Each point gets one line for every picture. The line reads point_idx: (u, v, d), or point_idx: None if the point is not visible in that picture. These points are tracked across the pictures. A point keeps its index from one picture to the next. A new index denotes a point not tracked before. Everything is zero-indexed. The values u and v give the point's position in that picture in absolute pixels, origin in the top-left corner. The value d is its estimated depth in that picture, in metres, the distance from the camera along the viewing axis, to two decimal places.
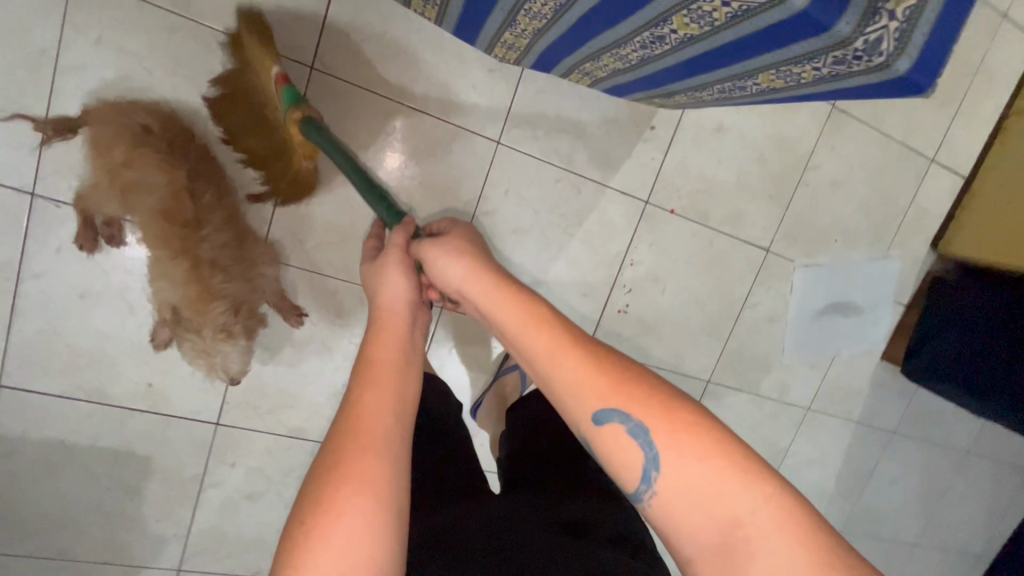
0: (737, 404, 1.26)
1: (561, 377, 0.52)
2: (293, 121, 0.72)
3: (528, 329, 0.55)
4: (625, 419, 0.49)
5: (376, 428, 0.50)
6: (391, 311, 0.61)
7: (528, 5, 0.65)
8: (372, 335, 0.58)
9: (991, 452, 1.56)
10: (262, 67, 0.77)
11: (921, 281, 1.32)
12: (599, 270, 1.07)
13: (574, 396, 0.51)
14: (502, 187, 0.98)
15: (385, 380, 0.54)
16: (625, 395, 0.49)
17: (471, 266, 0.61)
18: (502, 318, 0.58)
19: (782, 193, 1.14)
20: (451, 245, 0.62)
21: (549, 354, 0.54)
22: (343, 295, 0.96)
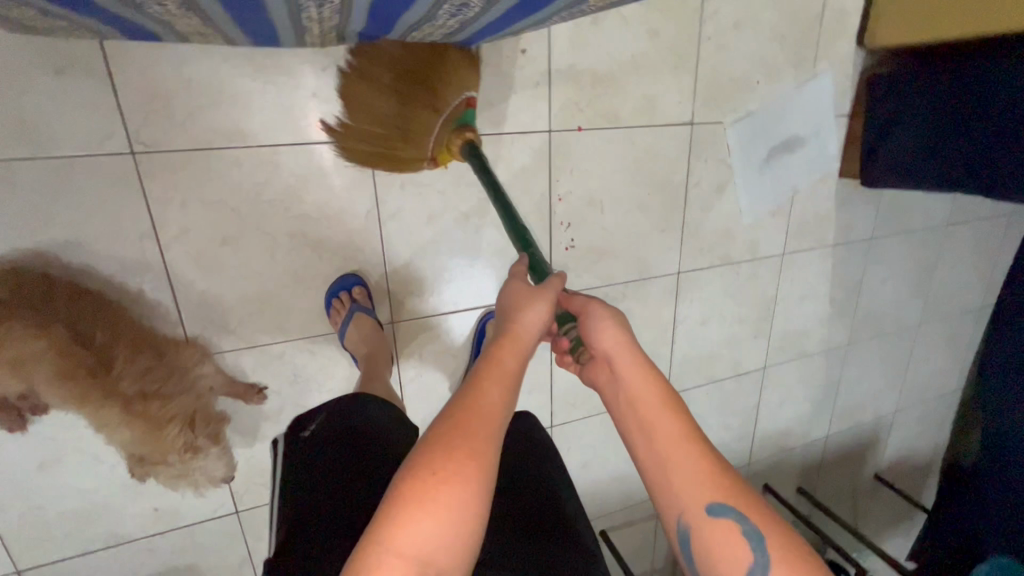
0: (713, 279, 1.26)
1: (693, 468, 0.56)
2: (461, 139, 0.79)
3: (667, 416, 0.58)
4: (741, 519, 0.53)
5: (494, 428, 0.52)
6: (527, 331, 0.58)
7: (307, 14, 0.54)
8: (510, 341, 0.57)
9: (971, 215, 1.56)
10: (455, 78, 0.77)
11: (858, 84, 1.24)
12: (531, 218, 1.02)
13: (696, 483, 0.55)
14: (395, 182, 0.89)
15: (507, 388, 0.54)
16: (745, 501, 0.54)
17: (628, 338, 0.61)
18: (634, 390, 0.59)
19: (687, 59, 1.04)
20: (616, 314, 0.62)
21: (684, 444, 0.57)
22: (291, 354, 0.92)
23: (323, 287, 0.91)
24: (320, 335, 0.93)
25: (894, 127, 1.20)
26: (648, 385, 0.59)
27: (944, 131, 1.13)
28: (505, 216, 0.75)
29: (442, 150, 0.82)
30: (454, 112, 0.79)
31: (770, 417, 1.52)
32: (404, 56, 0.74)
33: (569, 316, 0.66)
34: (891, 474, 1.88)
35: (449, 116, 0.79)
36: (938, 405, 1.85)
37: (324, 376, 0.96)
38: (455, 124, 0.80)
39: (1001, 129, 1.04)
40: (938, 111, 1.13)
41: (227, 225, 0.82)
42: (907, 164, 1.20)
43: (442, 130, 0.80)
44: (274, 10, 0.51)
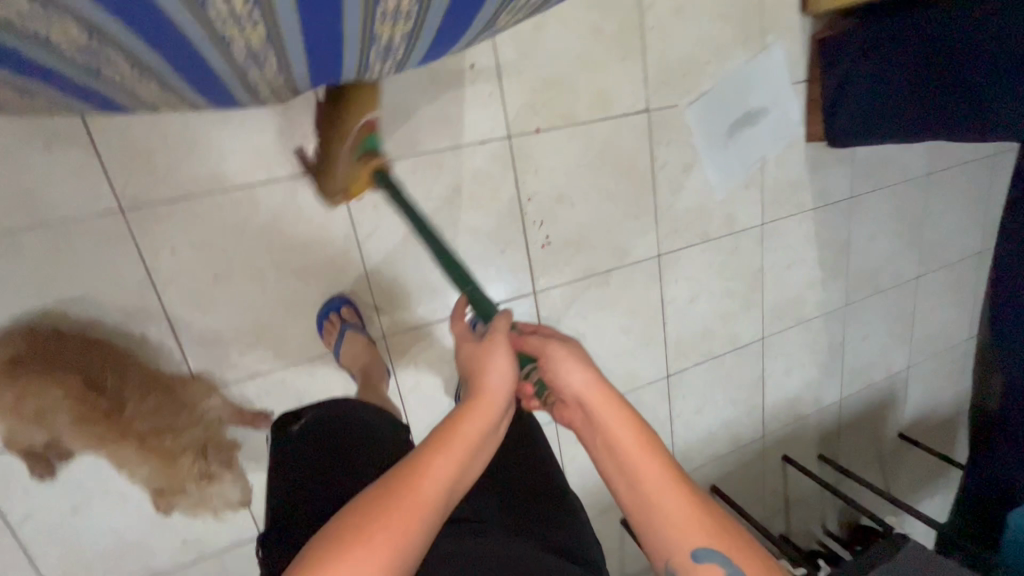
0: (694, 257, 1.28)
1: (669, 511, 0.58)
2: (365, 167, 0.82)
3: (644, 459, 0.60)
4: (726, 563, 0.56)
5: (435, 499, 0.51)
6: (494, 394, 0.58)
7: (261, 85, 0.57)
8: (471, 407, 0.56)
9: (951, 161, 1.56)
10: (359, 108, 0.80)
11: (810, 49, 1.27)
12: (504, 222, 1.07)
13: (677, 529, 0.58)
14: (368, 204, 0.95)
15: (462, 458, 0.54)
16: (727, 542, 0.57)
17: (594, 376, 0.63)
18: (615, 438, 0.61)
19: (633, 50, 1.08)
20: (580, 353, 0.64)
21: (660, 487, 0.59)
22: (291, 378, 0.98)
23: (314, 311, 0.96)
24: (316, 356, 0.98)
25: (854, 80, 1.21)
26: (623, 429, 0.61)
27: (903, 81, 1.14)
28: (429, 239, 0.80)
29: (354, 181, 0.85)
30: (356, 139, 0.79)
31: (777, 387, 1.53)
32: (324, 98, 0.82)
33: (528, 357, 0.68)
34: (916, 432, 1.85)
35: (354, 143, 0.80)
36: (953, 355, 1.83)
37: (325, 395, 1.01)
38: (364, 149, 0.82)
39: (958, 75, 1.05)
40: (888, 64, 1.16)
41: (216, 264, 0.88)
42: (870, 116, 1.22)
43: (352, 159, 0.82)
44: (230, 83, 0.55)
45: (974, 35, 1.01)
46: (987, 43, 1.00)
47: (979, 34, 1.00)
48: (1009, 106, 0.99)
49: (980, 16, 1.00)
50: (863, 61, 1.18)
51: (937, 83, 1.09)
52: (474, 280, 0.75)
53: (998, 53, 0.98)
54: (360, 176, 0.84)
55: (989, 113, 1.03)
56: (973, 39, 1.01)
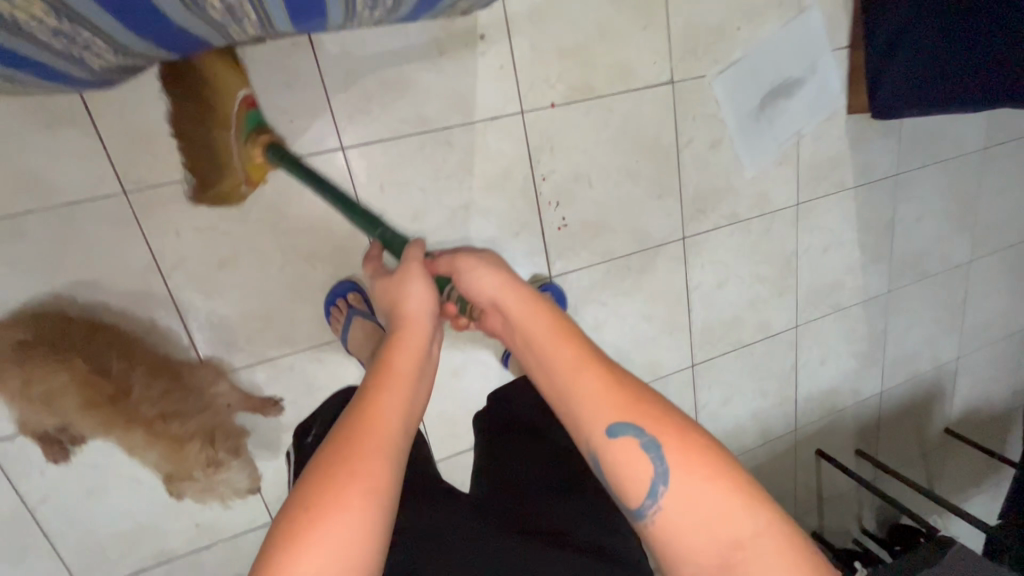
0: (723, 239, 1.21)
1: (589, 392, 0.61)
2: (258, 145, 0.81)
3: (558, 346, 0.64)
4: (639, 433, 0.57)
5: (389, 428, 0.55)
6: (416, 318, 0.67)
7: (231, 30, 0.56)
8: (399, 337, 0.64)
9: (1012, 133, 1.42)
10: (222, 86, 0.77)
11: (853, 10, 1.16)
12: (517, 203, 1.01)
13: (591, 408, 0.60)
14: (375, 185, 0.92)
15: (403, 385, 0.59)
16: (642, 414, 0.59)
17: (506, 278, 0.72)
18: (528, 329, 0.67)
19: (656, 16, 1.00)
20: (489, 261, 0.74)
21: (577, 369, 0.62)
22: (300, 365, 0.96)
23: (322, 296, 0.94)
24: (325, 343, 0.96)
25: (910, 44, 1.08)
26: (535, 318, 0.67)
27: (964, 33, 1.00)
28: (341, 205, 0.79)
29: (252, 166, 0.83)
30: (238, 122, 0.80)
31: (811, 378, 1.44)
32: (177, 83, 0.76)
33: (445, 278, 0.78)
34: (965, 427, 1.73)
35: (239, 126, 0.81)
36: (1009, 345, 1.70)
37: (335, 382, 0.99)
38: (249, 133, 0.82)
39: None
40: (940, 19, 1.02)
41: (222, 247, 0.86)
42: (937, 80, 1.07)
43: (242, 144, 0.81)
44: (197, 33, 0.54)
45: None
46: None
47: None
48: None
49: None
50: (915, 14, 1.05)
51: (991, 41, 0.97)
52: (381, 221, 0.78)
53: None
54: (259, 157, 0.82)
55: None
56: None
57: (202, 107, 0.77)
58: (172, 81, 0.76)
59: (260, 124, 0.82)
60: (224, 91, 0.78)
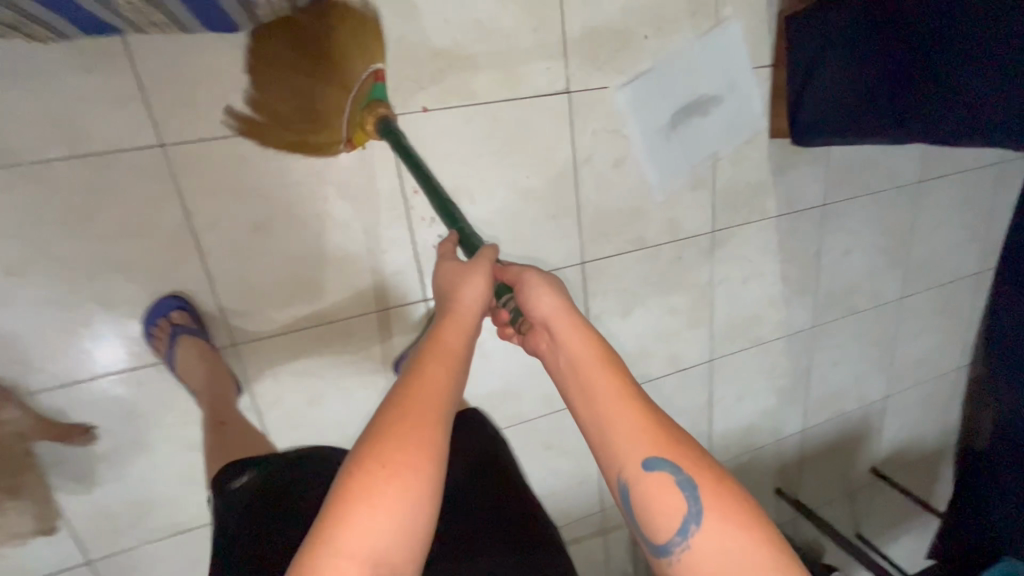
0: (628, 266, 1.11)
1: (629, 420, 0.55)
2: (372, 116, 0.79)
3: (601, 372, 0.57)
4: (675, 470, 0.52)
5: (439, 401, 0.52)
6: (468, 306, 0.60)
7: None
8: (448, 318, 0.59)
9: (948, 166, 1.36)
10: (356, 53, 0.76)
11: (776, 26, 1.07)
12: (385, 216, 0.90)
13: (626, 439, 0.54)
14: (204, 189, 0.80)
15: (455, 364, 0.55)
16: (677, 451, 0.53)
17: (562, 300, 0.61)
18: (571, 352, 0.59)
19: (548, 18, 0.90)
20: (550, 279, 0.62)
21: (618, 397, 0.56)
22: (116, 388, 0.84)
23: (142, 313, 0.82)
24: (150, 364, 0.85)
25: (837, 56, 1.00)
26: (579, 344, 0.59)
27: (883, 57, 0.95)
28: (428, 189, 0.76)
29: (357, 130, 0.81)
30: (363, 88, 0.79)
31: (728, 414, 1.36)
32: (300, 30, 0.73)
33: (504, 288, 0.66)
34: (894, 467, 1.67)
35: (360, 92, 0.79)
36: (940, 385, 1.64)
37: (162, 408, 0.87)
38: (369, 101, 0.80)
39: (939, 43, 0.86)
40: (871, 39, 0.96)
41: (9, 253, 0.73)
42: (846, 106, 1.01)
43: (354, 109, 0.79)
44: None
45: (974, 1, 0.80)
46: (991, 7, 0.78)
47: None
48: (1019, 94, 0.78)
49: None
50: (841, 32, 0.98)
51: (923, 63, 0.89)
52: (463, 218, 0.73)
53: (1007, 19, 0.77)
54: (368, 126, 0.80)
55: (988, 107, 0.82)
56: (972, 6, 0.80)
57: (321, 60, 0.75)
58: (299, 27, 0.73)
59: (380, 98, 0.80)
60: (360, 57, 0.77)
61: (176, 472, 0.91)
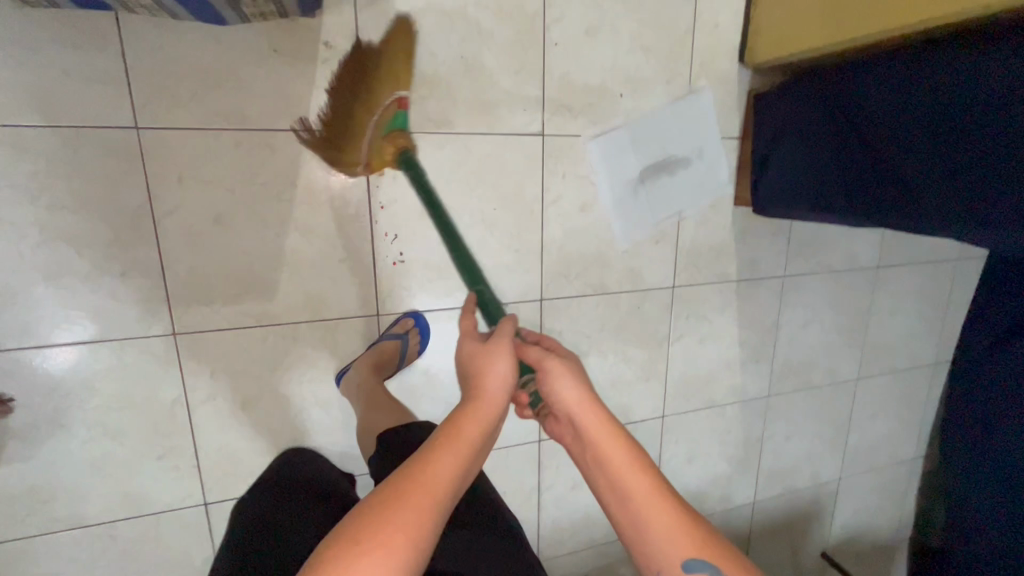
0: (586, 309, 1.13)
1: (666, 524, 0.60)
2: (391, 142, 0.87)
3: (635, 475, 0.62)
4: (713, 571, 0.57)
5: (440, 489, 0.55)
6: (492, 398, 0.64)
7: None
8: (467, 408, 0.62)
9: (905, 256, 1.42)
10: (393, 82, 0.86)
11: (746, 103, 1.15)
12: (348, 228, 0.92)
13: (668, 542, 0.59)
14: (172, 177, 0.81)
15: (462, 454, 0.59)
16: (713, 551, 0.59)
17: (585, 393, 0.66)
18: (604, 455, 0.64)
19: (530, 65, 0.96)
20: (572, 366, 0.68)
21: (653, 500, 0.61)
22: (42, 362, 0.82)
23: (84, 288, 0.81)
24: (82, 343, 0.83)
25: (801, 140, 1.08)
26: (611, 448, 0.63)
27: (840, 150, 1.02)
28: (452, 245, 0.86)
29: (376, 155, 0.88)
30: (385, 114, 0.86)
31: (677, 476, 1.34)
32: (362, 53, 0.84)
33: (525, 368, 0.73)
34: (845, 555, 1.63)
35: (382, 118, 0.86)
36: (895, 475, 1.63)
37: (89, 391, 0.85)
38: (391, 127, 0.87)
39: (892, 147, 0.93)
40: (829, 131, 1.04)
41: None
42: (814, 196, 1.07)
43: (376, 135, 0.86)
44: None
45: (943, 134, 0.85)
46: (956, 145, 0.84)
47: (944, 129, 0.85)
48: (963, 226, 0.84)
49: (954, 100, 0.83)
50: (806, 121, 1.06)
51: (875, 164, 0.97)
52: (484, 281, 0.83)
53: (967, 158, 0.82)
54: (386, 150, 0.87)
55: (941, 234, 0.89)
56: (940, 139, 0.86)
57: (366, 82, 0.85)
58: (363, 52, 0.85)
59: (404, 129, 0.89)
60: (394, 85, 0.86)
61: (89, 460, 0.87)
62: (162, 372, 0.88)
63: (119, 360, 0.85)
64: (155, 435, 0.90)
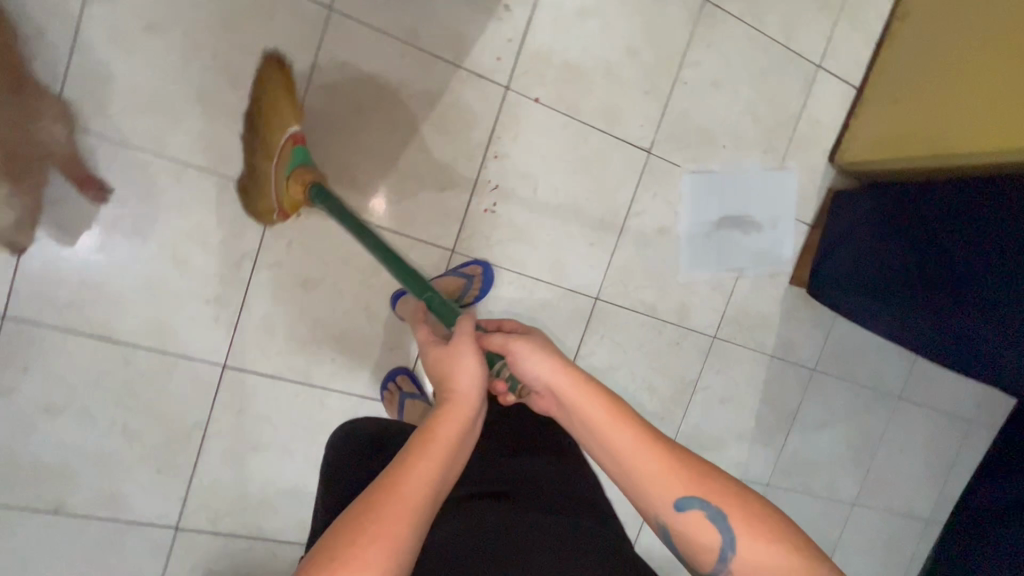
0: (631, 325, 1.16)
1: (654, 471, 0.57)
2: (296, 178, 0.82)
3: (617, 429, 0.58)
4: (705, 505, 0.55)
5: (419, 496, 0.49)
6: (467, 398, 0.57)
7: None
8: (439, 409, 0.56)
9: (924, 396, 1.46)
10: (280, 121, 0.84)
11: (823, 198, 1.26)
12: (460, 162, 0.99)
13: (659, 485, 0.56)
14: (339, 58, 0.90)
15: (439, 459, 0.52)
16: (704, 483, 0.56)
17: (560, 362, 0.63)
18: (585, 415, 0.60)
19: (659, 91, 1.08)
20: (540, 342, 0.64)
21: (638, 449, 0.57)
22: (155, 171, 0.86)
23: (222, 121, 0.87)
24: (195, 167, 0.88)
25: (859, 235, 1.17)
26: (593, 407, 0.60)
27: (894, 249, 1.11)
28: (388, 258, 0.73)
29: (287, 201, 0.85)
30: (283, 155, 0.84)
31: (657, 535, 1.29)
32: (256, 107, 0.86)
33: (495, 355, 0.66)
34: None
35: (281, 160, 0.84)
36: None
37: (179, 212, 0.88)
38: (292, 166, 0.83)
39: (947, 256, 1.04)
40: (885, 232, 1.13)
41: (164, 15, 0.83)
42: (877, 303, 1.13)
43: (280, 178, 0.84)
44: None
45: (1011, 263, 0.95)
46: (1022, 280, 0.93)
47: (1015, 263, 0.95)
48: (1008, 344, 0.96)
49: None
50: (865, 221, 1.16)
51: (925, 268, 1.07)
52: (431, 287, 0.71)
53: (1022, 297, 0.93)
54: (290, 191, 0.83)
55: (980, 352, 1.01)
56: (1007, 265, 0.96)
57: (262, 131, 0.85)
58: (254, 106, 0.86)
59: (306, 163, 0.83)
60: (282, 125, 0.84)
61: (145, 277, 0.88)
62: (248, 223, 0.91)
63: (218, 195, 0.89)
64: (212, 279, 0.91)
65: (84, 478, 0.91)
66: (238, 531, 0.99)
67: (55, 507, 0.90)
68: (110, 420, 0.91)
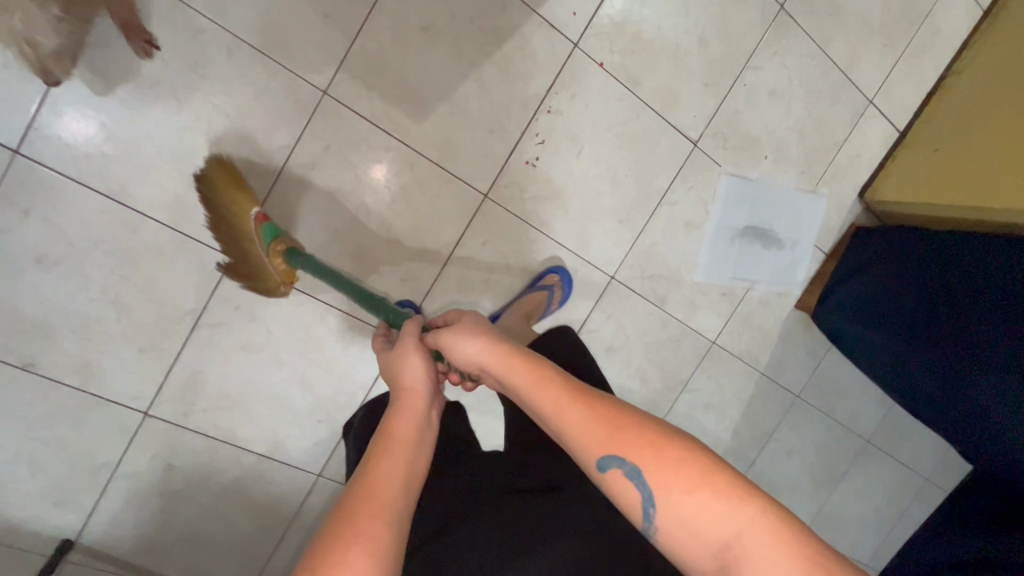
0: (638, 313, 1.16)
1: (573, 434, 0.48)
2: (279, 251, 0.82)
3: (536, 391, 0.51)
4: (621, 461, 0.45)
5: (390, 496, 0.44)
6: (417, 392, 0.54)
7: None
8: (391, 410, 0.52)
9: (890, 443, 1.51)
10: (235, 202, 0.82)
11: (844, 231, 1.28)
12: (513, 108, 0.98)
13: (576, 449, 0.47)
14: None
15: (401, 454, 0.48)
16: (619, 434, 0.46)
17: (487, 339, 0.57)
18: (511, 384, 0.53)
19: (719, 87, 1.08)
20: (469, 324, 0.59)
21: (558, 410, 0.49)
22: (208, 39, 0.82)
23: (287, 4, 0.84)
24: (250, 45, 0.84)
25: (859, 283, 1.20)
26: (517, 376, 0.53)
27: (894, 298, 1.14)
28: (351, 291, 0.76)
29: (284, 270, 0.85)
30: (256, 232, 0.83)
31: None
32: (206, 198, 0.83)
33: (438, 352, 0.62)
34: None
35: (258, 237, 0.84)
36: None
37: (221, 88, 0.84)
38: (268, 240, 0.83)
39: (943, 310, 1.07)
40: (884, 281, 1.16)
41: None
42: (880, 356, 1.17)
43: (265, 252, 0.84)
44: None
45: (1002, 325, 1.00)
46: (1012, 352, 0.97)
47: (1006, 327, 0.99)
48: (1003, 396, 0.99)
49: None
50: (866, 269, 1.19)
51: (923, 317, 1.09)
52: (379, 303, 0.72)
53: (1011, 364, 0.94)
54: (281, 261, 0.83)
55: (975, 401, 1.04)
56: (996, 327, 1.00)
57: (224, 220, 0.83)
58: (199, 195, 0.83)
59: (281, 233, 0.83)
60: (237, 205, 0.82)
61: (173, 146, 0.85)
62: (289, 116, 0.88)
63: (267, 80, 0.86)
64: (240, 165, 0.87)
65: (63, 340, 0.86)
66: (207, 430, 0.96)
67: (25, 364, 0.85)
68: (103, 286, 0.86)
